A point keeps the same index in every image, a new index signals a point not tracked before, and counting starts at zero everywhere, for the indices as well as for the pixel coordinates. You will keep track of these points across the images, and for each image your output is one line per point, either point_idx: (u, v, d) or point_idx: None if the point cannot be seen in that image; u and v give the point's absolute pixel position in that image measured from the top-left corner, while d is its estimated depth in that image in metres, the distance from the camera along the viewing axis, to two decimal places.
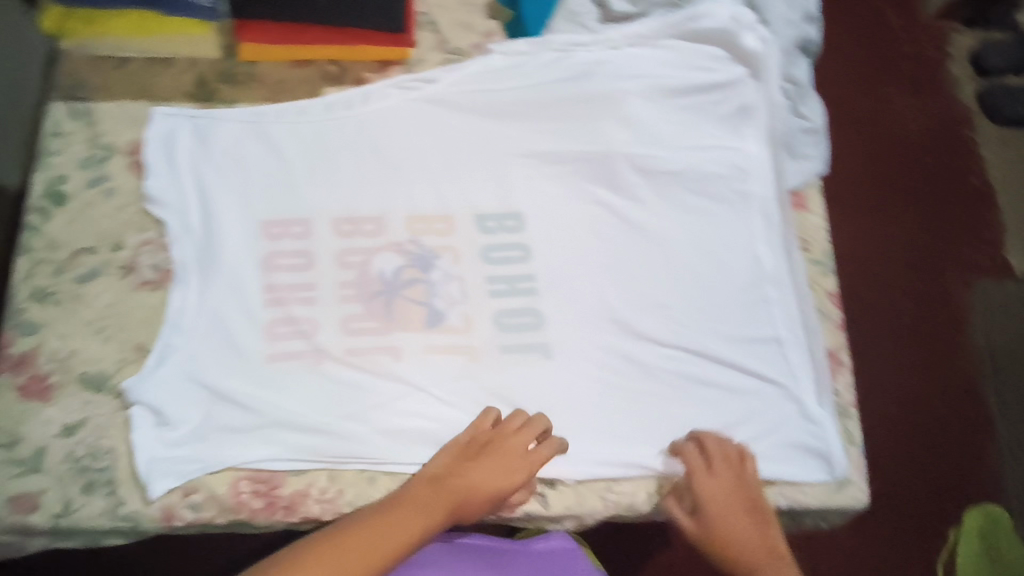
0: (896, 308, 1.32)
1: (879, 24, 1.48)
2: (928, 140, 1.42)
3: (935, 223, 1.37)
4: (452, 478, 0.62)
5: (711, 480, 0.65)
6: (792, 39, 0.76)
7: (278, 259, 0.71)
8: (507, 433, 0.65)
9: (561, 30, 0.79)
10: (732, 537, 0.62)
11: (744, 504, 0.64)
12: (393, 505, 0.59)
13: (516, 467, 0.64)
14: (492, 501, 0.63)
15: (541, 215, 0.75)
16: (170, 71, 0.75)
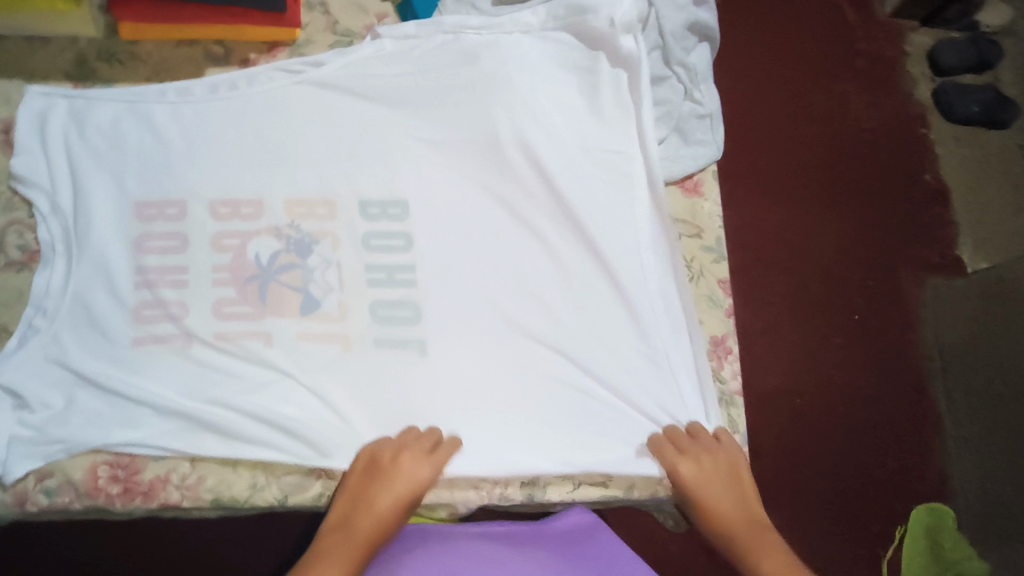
0: (844, 313, 1.28)
1: (833, 13, 1.42)
2: (884, 138, 1.37)
3: (888, 224, 1.33)
4: (361, 518, 0.61)
5: (698, 466, 0.66)
6: (682, 23, 0.76)
7: (149, 241, 0.69)
8: (401, 449, 0.64)
9: (453, 12, 0.77)
10: (723, 517, 0.64)
11: (727, 481, 0.65)
12: (316, 560, 0.58)
13: (418, 475, 0.63)
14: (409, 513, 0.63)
15: (427, 205, 0.73)
16: (47, 50, 0.74)
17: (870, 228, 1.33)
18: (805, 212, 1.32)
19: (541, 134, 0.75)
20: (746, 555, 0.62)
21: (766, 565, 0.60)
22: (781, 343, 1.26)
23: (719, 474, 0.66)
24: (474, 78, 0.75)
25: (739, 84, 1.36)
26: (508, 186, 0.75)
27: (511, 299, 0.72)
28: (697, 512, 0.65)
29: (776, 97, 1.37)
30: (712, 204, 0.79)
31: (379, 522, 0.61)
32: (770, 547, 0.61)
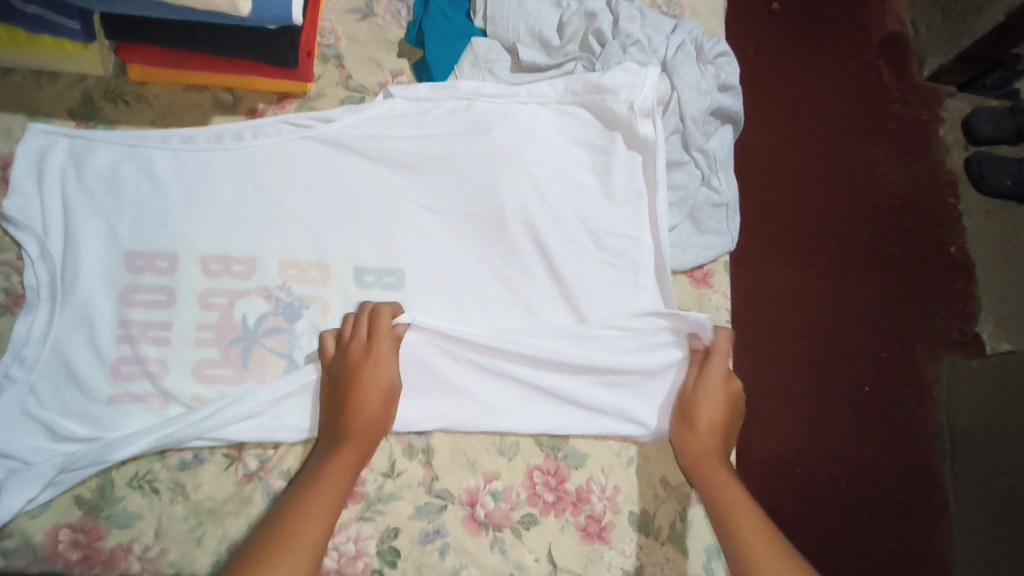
0: (874, 404, 1.10)
1: (860, 63, 1.32)
2: (913, 206, 1.24)
3: (916, 299, 1.18)
4: (341, 416, 0.59)
5: (714, 381, 0.65)
6: (705, 109, 0.72)
7: (135, 294, 0.67)
8: (356, 341, 0.61)
9: (469, 76, 0.75)
10: (707, 431, 0.63)
11: (729, 399, 0.64)
12: (325, 459, 0.56)
13: (380, 355, 0.60)
14: (390, 392, 0.60)
15: (425, 273, 0.71)
16: (55, 87, 0.73)
17: (898, 303, 1.17)
18: (835, 282, 1.15)
19: (548, 212, 0.72)
20: (705, 476, 0.60)
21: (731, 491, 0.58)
22: (810, 440, 1.04)
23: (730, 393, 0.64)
24: (485, 148, 0.72)
25: (766, 136, 1.21)
26: (510, 262, 0.72)
27: (490, 376, 0.67)
28: (686, 418, 0.64)
29: (802, 152, 1.22)
30: (722, 295, 0.75)
31: (356, 412, 0.59)
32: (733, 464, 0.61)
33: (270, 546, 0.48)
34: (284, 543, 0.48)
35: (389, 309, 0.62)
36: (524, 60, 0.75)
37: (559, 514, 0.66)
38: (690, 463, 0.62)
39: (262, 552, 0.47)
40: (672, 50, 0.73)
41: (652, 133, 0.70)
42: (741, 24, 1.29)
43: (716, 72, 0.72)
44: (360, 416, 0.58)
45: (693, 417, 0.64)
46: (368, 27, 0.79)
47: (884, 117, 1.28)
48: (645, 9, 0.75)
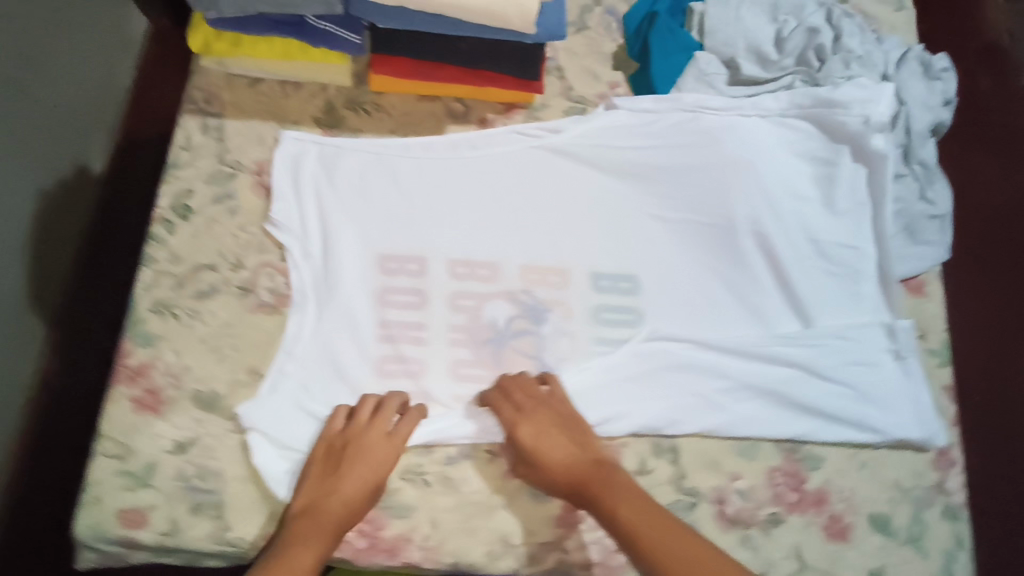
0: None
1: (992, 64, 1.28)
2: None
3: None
4: (314, 503, 0.61)
5: (533, 424, 0.65)
6: (929, 123, 0.75)
7: (391, 295, 0.70)
8: (370, 433, 0.64)
9: (692, 90, 0.78)
10: (563, 466, 0.63)
11: (563, 430, 0.65)
12: (287, 544, 0.59)
13: (376, 450, 0.63)
14: (374, 494, 0.63)
15: (660, 279, 0.74)
16: (299, 94, 0.76)
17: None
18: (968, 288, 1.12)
19: (777, 222, 0.74)
20: (599, 506, 0.61)
21: (626, 517, 0.59)
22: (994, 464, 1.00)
23: (564, 436, 0.65)
24: (715, 159, 0.75)
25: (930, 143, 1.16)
26: (738, 271, 0.75)
27: (732, 377, 0.71)
28: (534, 464, 0.65)
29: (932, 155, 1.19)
30: (937, 305, 0.77)
31: (329, 502, 0.61)
32: (620, 488, 0.61)
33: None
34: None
35: (398, 398, 0.66)
36: (744, 74, 0.78)
37: (802, 513, 0.69)
38: (570, 494, 0.63)
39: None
40: (894, 65, 0.76)
41: (883, 151, 0.73)
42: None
43: (943, 88, 0.76)
44: (331, 509, 0.61)
45: (540, 460, 0.64)
46: (584, 40, 0.82)
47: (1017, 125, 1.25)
48: (865, 26, 0.78)
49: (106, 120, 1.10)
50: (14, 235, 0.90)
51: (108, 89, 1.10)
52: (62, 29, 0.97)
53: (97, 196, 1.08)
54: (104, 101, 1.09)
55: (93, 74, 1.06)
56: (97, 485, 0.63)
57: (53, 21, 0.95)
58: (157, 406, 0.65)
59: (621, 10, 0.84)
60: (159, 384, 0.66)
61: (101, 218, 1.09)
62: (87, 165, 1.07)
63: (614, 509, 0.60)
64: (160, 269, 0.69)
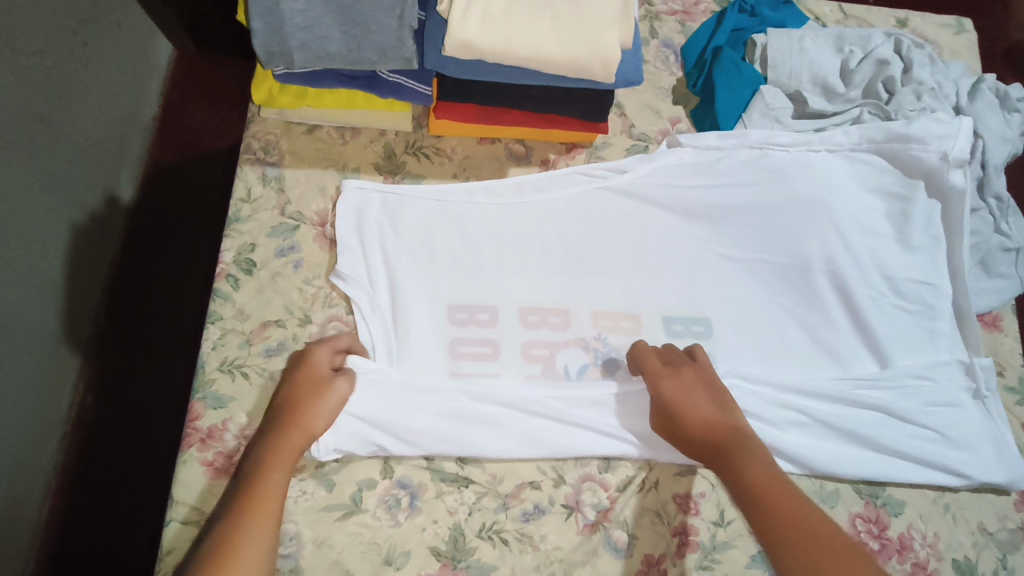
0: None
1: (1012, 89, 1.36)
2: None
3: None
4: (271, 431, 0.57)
5: (679, 381, 0.62)
6: (1005, 156, 0.73)
7: (462, 346, 0.69)
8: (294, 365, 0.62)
9: (758, 125, 0.76)
10: (703, 419, 0.59)
11: (705, 388, 0.61)
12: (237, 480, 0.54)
13: (309, 367, 0.61)
14: (327, 413, 0.60)
15: (735, 321, 0.72)
16: (358, 141, 0.75)
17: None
18: None
19: (852, 259, 0.72)
20: (724, 463, 0.56)
21: (752, 473, 0.54)
22: None
23: (701, 392, 0.61)
24: (790, 196, 0.73)
25: None
26: (811, 312, 0.73)
27: (815, 421, 0.69)
28: (676, 421, 0.60)
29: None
30: (1012, 340, 0.75)
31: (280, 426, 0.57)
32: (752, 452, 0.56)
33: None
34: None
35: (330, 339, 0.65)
36: (811, 108, 0.76)
37: (887, 561, 0.66)
38: (701, 450, 0.58)
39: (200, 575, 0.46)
40: (967, 96, 0.74)
41: (962, 188, 0.71)
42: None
43: (1020, 120, 0.73)
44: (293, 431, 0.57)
45: (681, 411, 0.60)
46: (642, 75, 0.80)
47: None
48: (935, 56, 0.76)
49: (134, 145, 1.08)
50: (46, 272, 0.88)
51: (137, 114, 1.08)
52: (97, 63, 0.95)
53: (126, 227, 1.06)
54: (133, 126, 1.07)
55: (126, 101, 1.05)
56: (174, 552, 0.61)
57: (82, 54, 0.92)
58: (229, 469, 0.63)
59: (678, 42, 0.82)
60: (231, 445, 0.64)
61: (132, 248, 1.06)
62: (117, 194, 1.04)
63: (736, 463, 0.55)
64: (227, 325, 0.67)
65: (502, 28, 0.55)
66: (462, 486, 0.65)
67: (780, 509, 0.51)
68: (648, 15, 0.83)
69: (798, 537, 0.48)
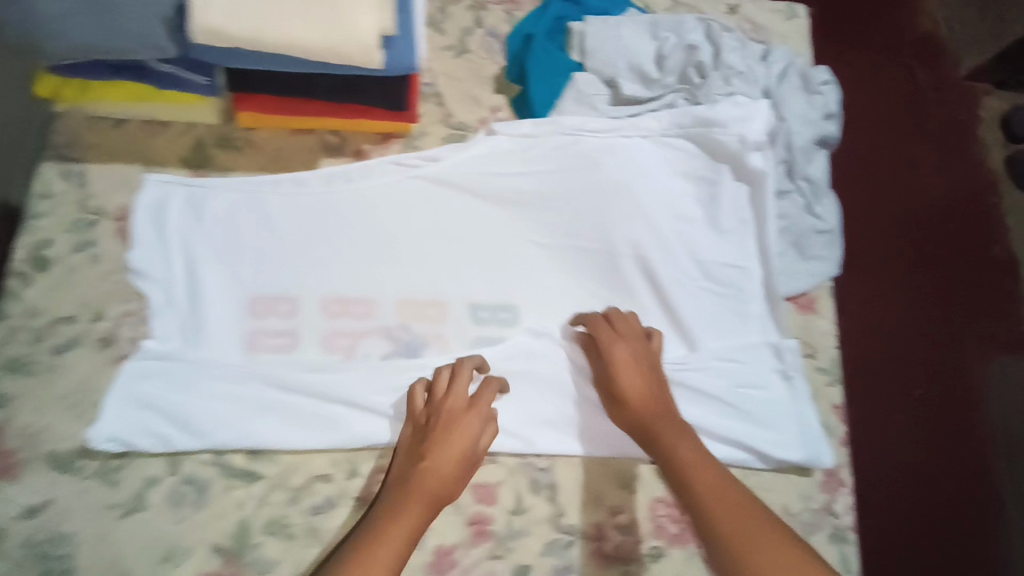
0: (931, 404, 1.13)
1: (905, 77, 1.39)
2: (952, 207, 1.31)
3: (948, 290, 1.23)
4: (412, 473, 0.61)
5: (628, 352, 0.67)
6: (810, 137, 0.74)
7: (261, 338, 0.68)
8: (451, 399, 0.65)
9: (572, 112, 0.76)
10: (639, 396, 0.65)
11: (644, 368, 0.66)
12: (381, 518, 0.58)
13: (467, 424, 0.63)
14: (468, 458, 0.62)
15: (549, 309, 0.72)
16: (166, 134, 0.74)
17: (950, 303, 1.22)
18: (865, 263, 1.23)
19: (658, 245, 0.73)
20: (659, 443, 0.62)
21: (683, 455, 0.60)
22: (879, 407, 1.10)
23: (637, 368, 0.66)
24: (595, 183, 0.73)
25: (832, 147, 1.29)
26: (623, 298, 0.73)
27: None
28: (615, 395, 0.66)
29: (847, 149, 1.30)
30: (829, 322, 0.76)
31: (426, 469, 0.61)
32: (682, 439, 0.62)
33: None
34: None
35: (490, 390, 0.66)
36: (626, 93, 0.76)
37: (684, 545, 0.67)
38: (634, 425, 0.64)
39: None
40: (776, 80, 0.75)
41: (761, 171, 0.72)
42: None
43: (822, 101, 0.75)
44: (434, 479, 0.60)
45: (618, 383, 0.66)
46: (463, 64, 0.80)
47: (930, 133, 1.36)
48: (745, 39, 0.76)
49: None
50: None
51: None
52: None
53: None
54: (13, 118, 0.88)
55: None
56: None
57: None
58: (9, 468, 0.63)
59: (503, 30, 0.82)
60: (11, 445, 0.63)
61: None
62: None
63: (675, 449, 0.61)
64: (14, 324, 0.67)
65: (250, 15, 0.54)
66: (250, 482, 0.66)
67: (720, 504, 0.56)
68: (474, 4, 0.82)
69: (741, 526, 0.53)
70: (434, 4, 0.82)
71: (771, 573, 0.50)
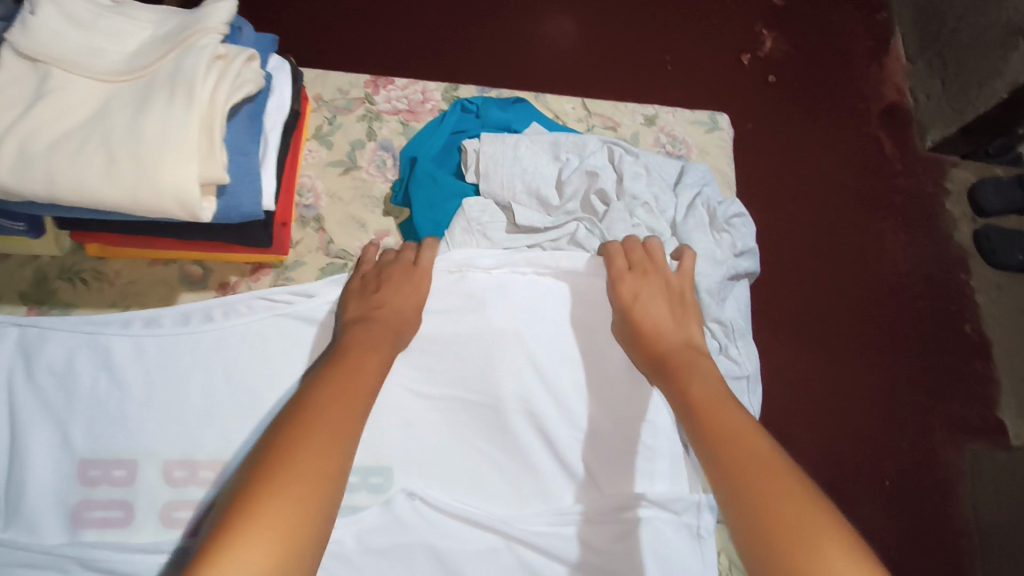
0: (897, 498, 1.10)
1: (872, 151, 1.34)
2: (924, 285, 1.25)
3: (920, 373, 1.18)
4: (366, 315, 0.61)
5: (642, 283, 0.63)
6: (722, 278, 0.67)
7: (89, 511, 0.60)
8: (394, 263, 0.65)
9: (460, 243, 0.68)
10: (658, 330, 0.61)
11: (669, 300, 0.62)
12: (329, 367, 0.53)
13: (418, 282, 0.64)
14: (412, 322, 0.63)
15: (430, 469, 0.63)
16: (3, 266, 0.66)
17: (921, 387, 1.18)
18: (829, 348, 1.17)
19: (550, 397, 0.65)
20: (681, 380, 0.56)
21: (695, 393, 0.54)
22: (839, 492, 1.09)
23: (663, 300, 0.62)
24: (481, 326, 0.66)
25: (794, 229, 1.24)
26: (512, 454, 0.64)
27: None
28: (633, 332, 0.62)
29: (809, 231, 1.24)
30: None
31: (371, 324, 0.60)
32: (701, 367, 0.57)
33: (281, 442, 0.44)
34: (310, 424, 0.46)
35: (434, 247, 0.66)
36: (520, 222, 0.69)
37: None
38: (650, 361, 0.60)
39: (261, 475, 0.42)
40: (682, 211, 0.69)
41: None
42: (743, 107, 1.32)
43: (732, 240, 0.68)
44: (395, 318, 0.61)
45: (635, 314, 0.62)
46: (350, 182, 0.73)
47: (897, 207, 1.30)
48: (648, 166, 0.71)
49: None
50: None
51: None
52: None
53: None
54: None
55: None
56: None
57: None
58: None
59: (397, 143, 0.76)
60: None
61: None
62: None
63: (685, 383, 0.55)
64: None
65: (42, 169, 0.48)
66: None
67: (727, 435, 0.48)
68: (367, 115, 0.77)
69: (739, 448, 0.46)
70: (323, 114, 0.76)
71: (774, 496, 0.42)
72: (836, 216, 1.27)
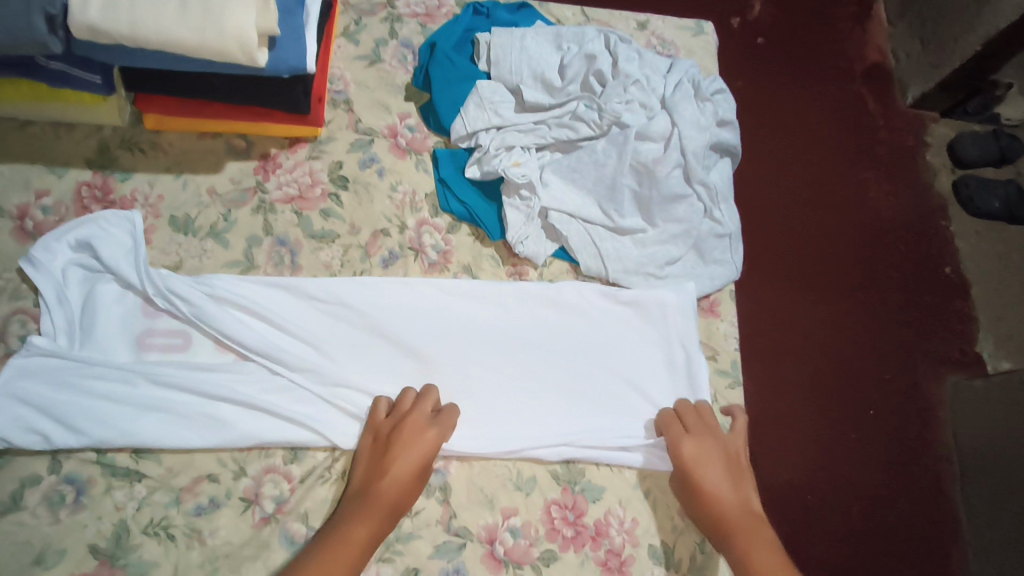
0: (882, 426, 1.06)
1: (856, 98, 1.33)
2: (905, 230, 1.23)
3: (904, 312, 1.15)
4: (371, 483, 0.62)
5: (696, 442, 0.68)
6: (705, 143, 0.75)
7: (152, 337, 0.68)
8: (407, 424, 0.65)
9: (474, 117, 0.76)
10: (716, 494, 0.66)
11: (723, 458, 0.68)
12: (342, 520, 0.60)
13: (426, 437, 0.64)
14: (419, 467, 0.64)
15: (449, 329, 0.72)
16: (70, 136, 0.74)
17: (906, 324, 1.14)
18: (818, 285, 1.12)
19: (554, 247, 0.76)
20: (733, 543, 0.64)
21: (757, 559, 0.62)
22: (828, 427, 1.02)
23: (719, 465, 0.67)
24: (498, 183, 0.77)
25: (775, 170, 1.23)
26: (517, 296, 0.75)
27: (517, 396, 0.71)
28: (688, 486, 0.67)
29: (792, 174, 1.23)
30: (728, 324, 0.81)
31: (383, 483, 0.62)
32: (759, 538, 0.63)
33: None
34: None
35: (455, 413, 0.67)
36: (528, 101, 0.77)
37: (578, 549, 0.67)
38: (705, 515, 0.66)
39: None
40: (671, 88, 0.78)
41: (653, 172, 0.74)
42: (732, 62, 1.30)
43: (713, 109, 0.77)
44: (392, 486, 0.62)
45: (693, 464, 0.67)
46: (374, 73, 0.82)
47: (876, 152, 1.29)
48: (642, 51, 0.80)
49: None
50: None
51: None
52: None
53: None
54: None
55: None
56: None
57: None
58: None
59: (417, 42, 0.84)
60: None
61: None
62: None
63: (745, 551, 0.63)
64: None
65: (125, 14, 0.56)
66: (133, 480, 0.65)
67: None
68: (388, 17, 0.85)
69: None
70: (350, 16, 0.84)
71: None
72: (816, 157, 1.26)
